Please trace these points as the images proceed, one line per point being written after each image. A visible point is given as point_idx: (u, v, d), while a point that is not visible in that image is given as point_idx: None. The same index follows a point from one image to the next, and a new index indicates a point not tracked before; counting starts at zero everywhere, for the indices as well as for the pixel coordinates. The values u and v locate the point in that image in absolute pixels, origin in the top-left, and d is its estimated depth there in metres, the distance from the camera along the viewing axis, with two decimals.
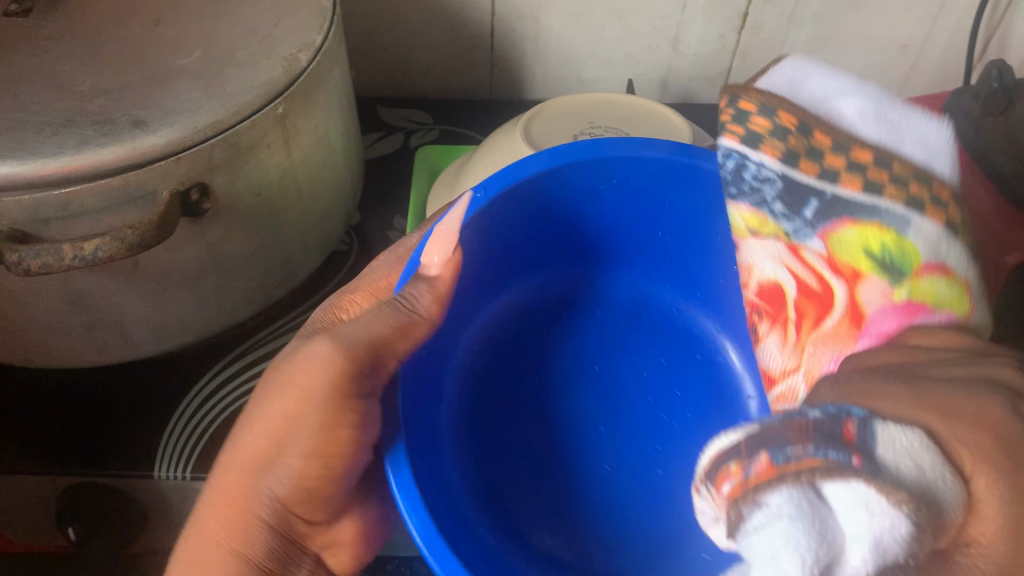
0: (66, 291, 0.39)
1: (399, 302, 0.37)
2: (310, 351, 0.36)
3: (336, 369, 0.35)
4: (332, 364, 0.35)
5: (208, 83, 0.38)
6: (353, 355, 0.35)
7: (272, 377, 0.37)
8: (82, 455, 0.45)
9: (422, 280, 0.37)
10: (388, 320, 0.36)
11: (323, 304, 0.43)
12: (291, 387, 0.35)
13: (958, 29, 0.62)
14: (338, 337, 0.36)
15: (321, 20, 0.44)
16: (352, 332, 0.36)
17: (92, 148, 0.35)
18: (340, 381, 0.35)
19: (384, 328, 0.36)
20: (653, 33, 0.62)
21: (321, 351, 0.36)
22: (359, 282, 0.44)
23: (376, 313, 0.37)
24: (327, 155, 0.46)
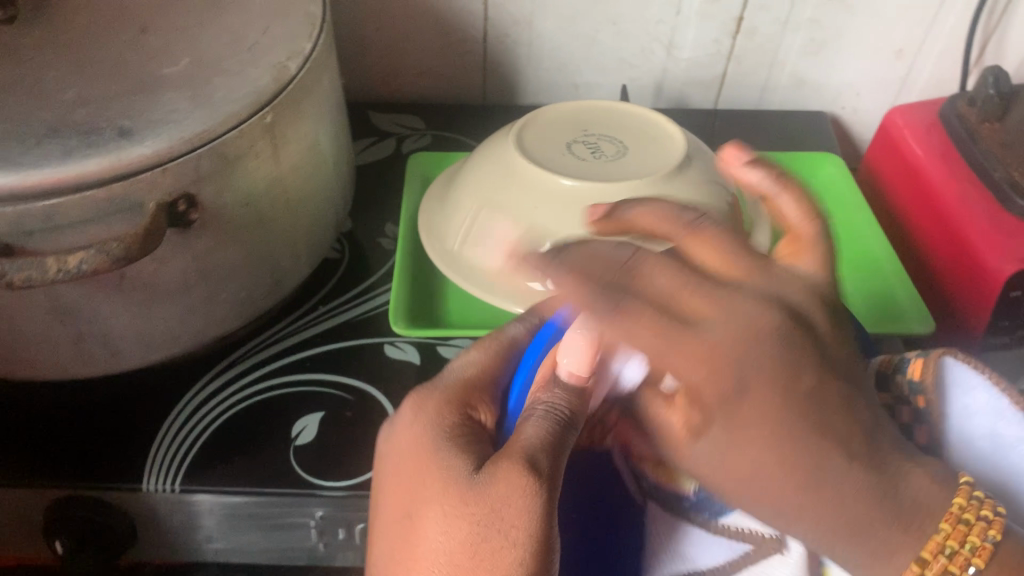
0: (52, 302, 0.39)
1: (557, 411, 0.32)
2: (498, 484, 0.30)
3: (540, 513, 0.30)
4: (534, 502, 0.30)
5: (195, 92, 0.38)
6: (544, 489, 0.30)
7: (452, 504, 0.30)
8: (71, 468, 0.44)
9: (550, 389, 0.33)
10: (552, 432, 0.31)
11: (425, 407, 0.35)
12: (499, 510, 0.30)
13: (954, 34, 0.62)
14: (527, 467, 0.30)
15: (311, 28, 0.43)
16: (538, 455, 0.30)
17: (76, 159, 0.34)
18: (547, 516, 0.30)
19: (558, 446, 0.31)
20: (647, 38, 0.62)
21: (513, 486, 0.30)
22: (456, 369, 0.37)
23: (530, 424, 0.32)
24: (317, 164, 0.46)
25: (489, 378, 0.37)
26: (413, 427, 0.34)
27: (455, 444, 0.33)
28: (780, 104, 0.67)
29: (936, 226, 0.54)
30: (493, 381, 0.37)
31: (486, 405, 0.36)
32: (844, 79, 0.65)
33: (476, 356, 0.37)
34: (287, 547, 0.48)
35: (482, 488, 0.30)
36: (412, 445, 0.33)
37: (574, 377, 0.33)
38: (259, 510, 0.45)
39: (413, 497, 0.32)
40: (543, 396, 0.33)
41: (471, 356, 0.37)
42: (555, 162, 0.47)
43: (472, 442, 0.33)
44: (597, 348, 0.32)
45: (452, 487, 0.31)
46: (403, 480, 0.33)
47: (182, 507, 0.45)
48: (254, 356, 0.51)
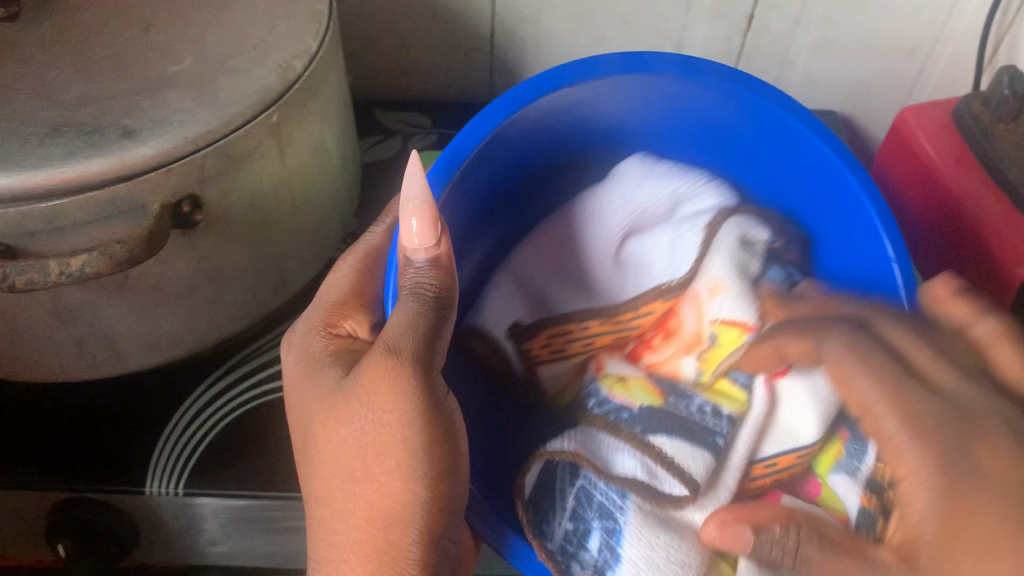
0: (55, 304, 0.38)
1: (422, 291, 0.34)
2: (365, 380, 0.33)
3: (415, 391, 0.33)
4: (406, 380, 0.33)
5: (200, 92, 0.37)
6: (411, 369, 0.33)
7: (335, 412, 0.34)
8: (73, 470, 0.44)
9: (412, 268, 0.35)
10: (415, 312, 0.34)
11: (300, 338, 0.39)
12: (371, 385, 0.33)
13: (968, 32, 0.61)
14: (390, 353, 0.33)
15: (317, 26, 0.43)
16: (399, 339, 0.33)
17: (79, 159, 0.33)
18: (423, 392, 0.33)
19: (425, 324, 0.33)
20: (656, 36, 0.61)
21: (381, 376, 0.33)
22: (328, 291, 0.41)
23: (396, 311, 0.34)
24: (323, 163, 0.45)
25: (356, 286, 0.41)
26: (296, 353, 0.38)
27: (329, 358, 0.37)
28: (790, 103, 0.67)
29: (951, 230, 0.53)
30: (363, 290, 0.41)
31: (355, 313, 0.39)
32: (855, 79, 0.64)
33: (347, 271, 0.42)
34: (290, 549, 0.47)
35: (353, 385, 0.34)
36: (296, 370, 0.38)
37: (427, 250, 0.35)
38: (264, 514, 0.45)
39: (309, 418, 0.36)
40: (407, 277, 0.35)
41: (340, 272, 0.42)
42: None
43: (345, 351, 0.37)
44: (433, 210, 0.34)
45: (330, 393, 0.35)
46: (297, 405, 0.37)
47: (185, 510, 0.44)
48: (259, 356, 0.50)
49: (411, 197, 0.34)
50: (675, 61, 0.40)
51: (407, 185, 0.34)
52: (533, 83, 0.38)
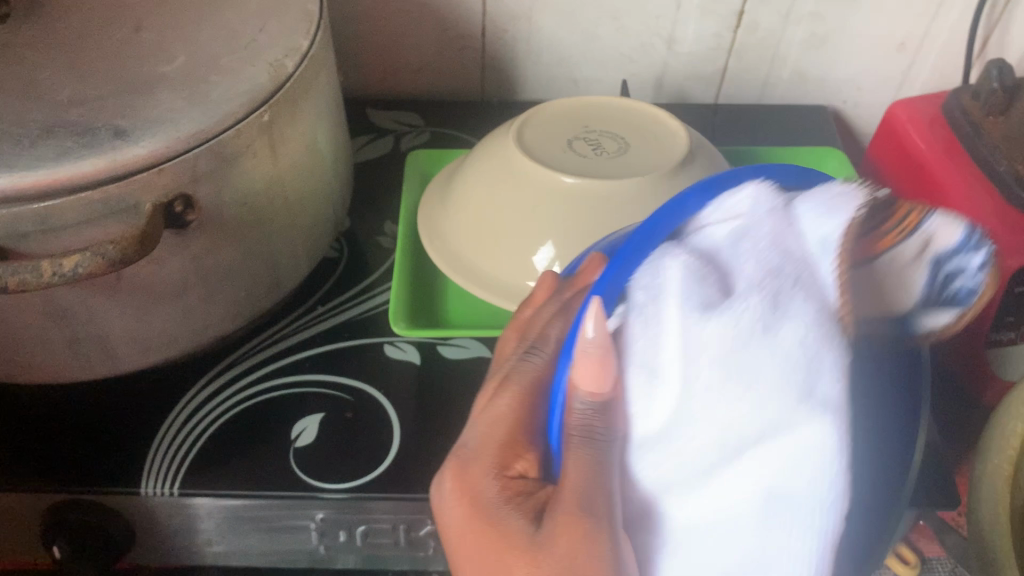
0: (49, 305, 0.38)
1: (596, 435, 0.27)
2: (558, 539, 0.28)
3: (620, 565, 0.27)
4: (602, 546, 0.27)
5: (192, 91, 0.37)
6: (610, 538, 0.27)
7: (526, 572, 0.29)
8: (69, 472, 0.43)
9: (574, 411, 0.27)
10: (599, 468, 0.27)
11: (466, 478, 0.32)
12: (571, 553, 0.28)
13: (957, 27, 0.61)
14: (582, 513, 0.27)
15: (308, 25, 0.43)
16: (595, 502, 0.27)
17: (71, 160, 0.33)
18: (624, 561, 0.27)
19: (614, 478, 0.27)
20: (647, 33, 0.61)
21: (574, 544, 0.28)
22: (483, 425, 0.33)
23: (568, 460, 0.28)
24: (315, 162, 0.45)
25: (521, 423, 0.32)
26: (456, 507, 0.32)
27: (503, 505, 0.31)
28: (781, 98, 0.67)
29: None
30: (528, 422, 0.32)
31: (526, 452, 0.32)
32: (847, 74, 0.65)
33: (503, 404, 0.32)
34: (287, 549, 0.47)
35: (546, 544, 0.29)
36: (463, 518, 0.32)
37: (593, 394, 0.27)
38: (259, 513, 0.45)
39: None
40: (573, 418, 0.28)
41: (499, 405, 0.32)
42: (558, 160, 0.47)
43: (523, 498, 0.31)
44: (612, 356, 0.27)
45: (521, 550, 0.30)
46: (469, 552, 0.32)
47: (181, 510, 0.44)
48: (253, 356, 0.50)
49: (592, 339, 0.27)
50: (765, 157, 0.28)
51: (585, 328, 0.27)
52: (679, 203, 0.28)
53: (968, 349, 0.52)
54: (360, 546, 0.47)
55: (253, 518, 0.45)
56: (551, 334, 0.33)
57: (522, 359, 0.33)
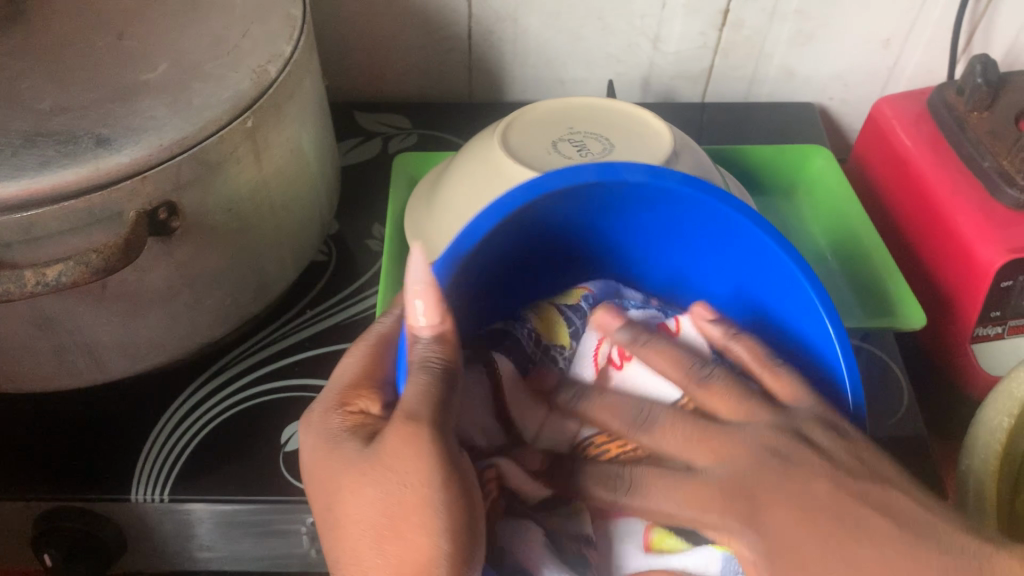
0: (35, 314, 0.38)
1: (431, 362, 0.32)
2: (385, 446, 0.30)
3: (436, 458, 0.30)
4: (424, 446, 0.30)
5: (174, 99, 0.37)
6: (430, 433, 0.30)
7: (355, 483, 0.31)
8: (59, 479, 0.44)
9: (418, 344, 0.33)
10: (428, 383, 0.31)
11: (312, 420, 0.34)
12: (391, 446, 0.30)
13: (941, 24, 0.61)
14: (410, 420, 0.30)
15: (291, 30, 0.43)
16: (418, 408, 0.31)
17: (53, 169, 0.33)
18: (442, 454, 0.30)
19: (442, 393, 0.31)
20: (633, 32, 0.61)
21: (402, 444, 0.30)
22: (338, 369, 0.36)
23: (408, 384, 0.32)
24: (300, 167, 0.45)
25: (369, 368, 0.36)
26: (308, 441, 0.34)
27: (342, 434, 0.33)
28: (768, 95, 0.67)
29: (928, 218, 0.53)
30: (375, 369, 0.36)
31: (369, 390, 0.35)
32: (833, 71, 0.65)
33: (352, 357, 0.36)
34: (279, 553, 0.47)
35: (374, 458, 0.30)
36: (309, 457, 0.33)
37: (429, 328, 0.33)
38: (251, 517, 0.45)
39: (326, 490, 0.32)
40: (414, 351, 0.33)
41: (350, 354, 0.36)
42: (543, 162, 0.47)
43: (361, 427, 0.33)
44: (436, 290, 0.32)
45: (350, 470, 0.31)
46: (314, 488, 0.33)
47: (173, 516, 0.44)
48: (241, 361, 0.50)
49: (417, 279, 0.32)
50: (642, 169, 0.36)
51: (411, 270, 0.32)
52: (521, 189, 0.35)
53: (956, 344, 0.52)
54: None
55: (239, 516, 0.45)
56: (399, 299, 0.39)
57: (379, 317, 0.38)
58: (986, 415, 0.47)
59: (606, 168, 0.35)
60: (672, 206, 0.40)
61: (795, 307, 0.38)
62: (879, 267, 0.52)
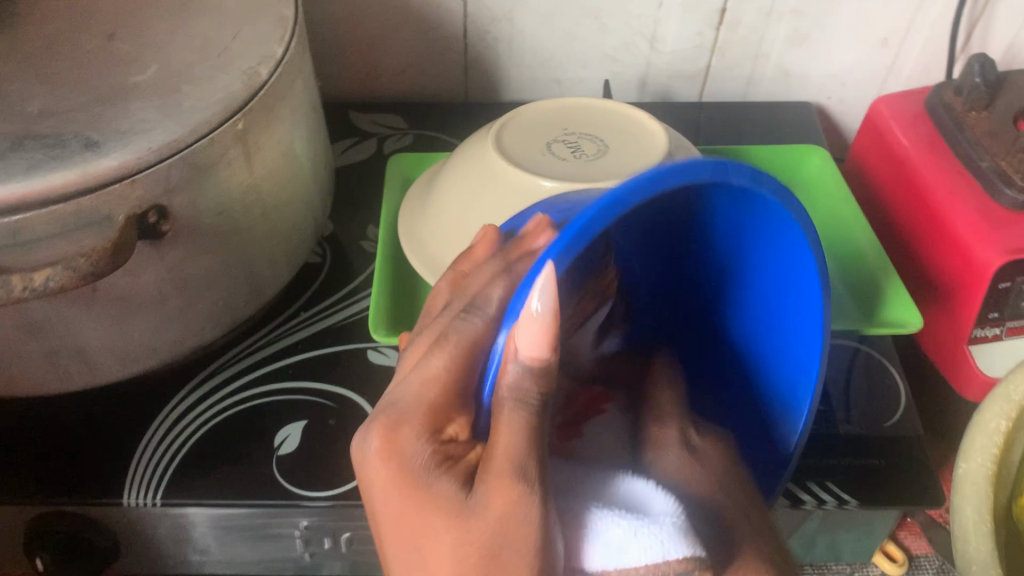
0: (24, 318, 0.38)
1: (531, 404, 0.26)
2: (490, 504, 0.27)
3: (541, 521, 0.27)
4: (533, 507, 0.26)
5: (164, 102, 0.37)
6: (538, 492, 0.26)
7: (450, 537, 0.27)
8: (51, 484, 0.43)
9: (512, 374, 0.26)
10: (529, 434, 0.26)
11: (394, 441, 0.28)
12: (497, 513, 0.26)
13: (939, 23, 0.61)
14: (517, 476, 0.26)
15: (283, 31, 0.42)
16: (524, 461, 0.26)
17: (41, 173, 0.33)
18: (546, 521, 0.27)
19: (540, 440, 0.27)
20: (629, 32, 0.61)
21: (506, 502, 0.26)
22: (412, 378, 0.29)
23: (503, 431, 0.26)
24: (293, 169, 0.45)
25: (457, 382, 0.29)
26: (384, 466, 0.28)
27: (433, 469, 0.28)
28: (766, 95, 0.67)
29: (925, 219, 0.53)
30: (466, 381, 0.29)
31: (460, 413, 0.29)
32: (831, 70, 0.64)
33: (438, 363, 0.29)
34: (273, 557, 0.47)
35: (474, 512, 0.27)
36: (386, 481, 0.28)
37: (534, 360, 0.26)
38: (244, 522, 0.44)
39: (412, 531, 0.28)
40: (505, 381, 0.26)
41: (432, 362, 0.29)
42: (537, 163, 0.46)
43: (454, 463, 0.28)
44: (554, 322, 0.25)
45: (445, 516, 0.27)
46: (391, 513, 0.29)
47: (166, 521, 0.44)
48: (236, 364, 0.50)
49: (537, 310, 0.25)
50: (747, 169, 0.28)
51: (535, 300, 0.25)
52: (644, 183, 0.25)
53: (953, 346, 0.52)
54: (345, 552, 0.47)
55: (233, 520, 0.44)
56: (493, 294, 0.30)
57: (461, 315, 0.30)
58: (985, 415, 0.46)
59: (723, 167, 0.27)
60: (761, 230, 0.35)
61: (798, 379, 0.37)
62: (875, 268, 0.52)
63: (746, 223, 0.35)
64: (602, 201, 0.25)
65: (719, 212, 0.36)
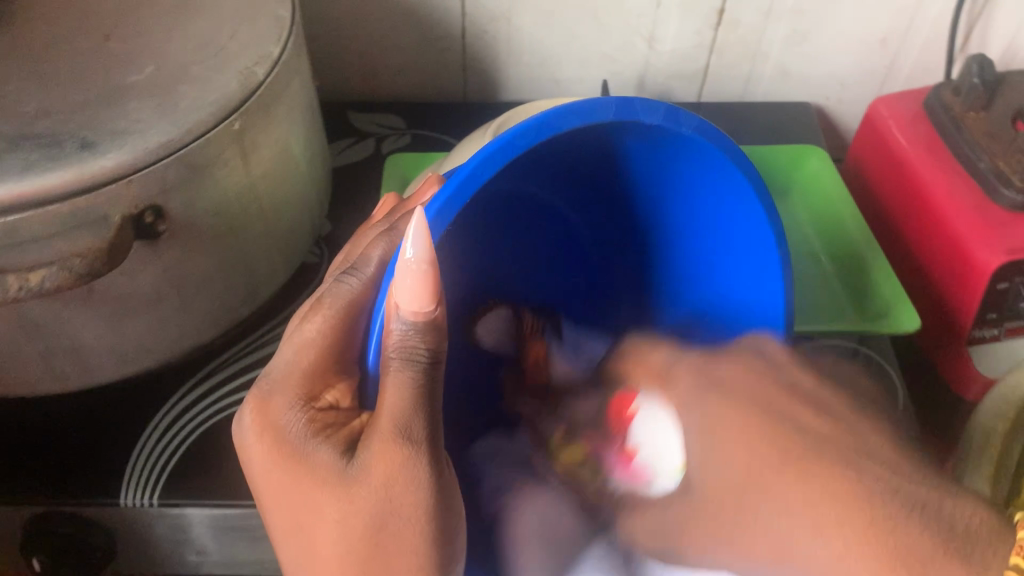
0: (21, 318, 0.38)
1: (417, 359, 0.29)
2: (372, 469, 0.28)
3: (428, 487, 0.29)
4: (418, 474, 0.29)
5: (160, 102, 0.37)
6: (424, 458, 0.29)
7: (333, 507, 0.29)
8: (47, 483, 0.43)
9: (396, 332, 0.29)
10: (415, 390, 0.29)
11: (268, 408, 0.31)
12: (381, 468, 0.28)
13: (938, 23, 0.61)
14: (402, 439, 0.28)
15: (279, 31, 0.42)
16: (409, 422, 0.29)
17: (37, 173, 0.33)
18: (431, 484, 0.29)
19: (425, 398, 0.29)
20: (628, 31, 0.61)
21: (388, 465, 0.28)
22: (292, 347, 0.32)
23: (389, 386, 0.29)
24: (290, 168, 0.45)
25: (334, 348, 0.32)
26: (262, 438, 0.31)
27: (311, 438, 0.30)
28: (765, 95, 0.66)
29: (923, 219, 0.53)
30: (342, 347, 0.32)
31: (337, 379, 0.32)
32: (829, 70, 0.64)
33: (313, 330, 0.32)
34: (272, 556, 0.47)
35: (359, 480, 0.29)
36: (264, 453, 0.31)
37: (418, 315, 0.29)
38: (241, 522, 0.45)
39: (293, 504, 0.30)
40: (392, 342, 0.29)
41: (309, 330, 0.32)
42: None
43: (330, 428, 0.30)
44: (434, 273, 0.29)
45: (326, 483, 0.29)
46: (272, 491, 0.31)
47: (162, 520, 0.44)
48: (234, 362, 0.50)
49: (414, 258, 0.29)
50: (661, 107, 0.33)
51: (410, 248, 0.29)
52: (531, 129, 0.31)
53: (950, 345, 0.52)
54: None
55: (232, 519, 0.45)
56: (373, 254, 0.33)
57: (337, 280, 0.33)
58: (979, 417, 0.46)
59: (625, 107, 0.32)
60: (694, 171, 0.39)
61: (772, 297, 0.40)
62: (875, 268, 0.52)
63: (671, 167, 0.40)
64: (494, 145, 0.30)
65: (644, 167, 0.42)
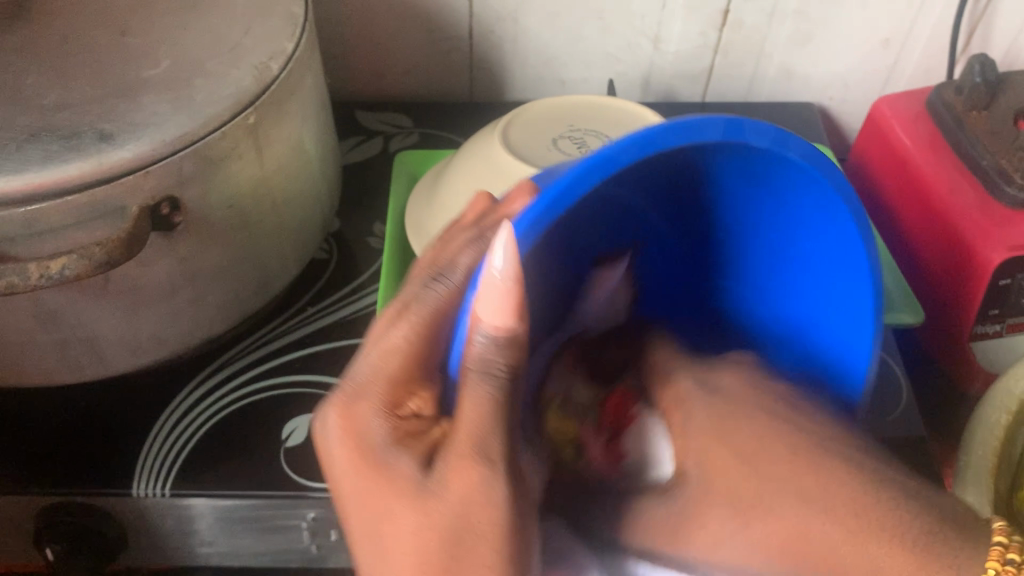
0: (37, 307, 0.38)
1: (497, 372, 0.27)
2: (451, 482, 0.27)
3: (495, 495, 0.27)
4: (495, 492, 0.27)
5: (176, 95, 0.37)
6: (502, 474, 0.27)
7: (409, 519, 0.27)
8: (60, 474, 0.44)
9: (476, 344, 0.27)
10: (494, 402, 0.27)
11: (349, 412, 0.30)
12: (460, 481, 0.27)
13: (940, 24, 0.61)
14: (479, 455, 0.27)
15: (292, 28, 0.43)
16: (487, 437, 0.27)
17: (57, 164, 0.34)
18: (508, 496, 0.28)
19: (504, 413, 0.27)
20: (632, 32, 0.62)
21: (467, 481, 0.27)
22: (374, 353, 0.30)
23: (466, 399, 0.27)
24: (302, 163, 0.45)
25: (418, 356, 0.30)
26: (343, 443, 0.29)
27: (392, 447, 0.29)
28: (769, 96, 0.67)
29: (926, 217, 0.54)
30: (429, 352, 0.30)
31: (423, 387, 0.30)
32: (832, 71, 0.65)
33: (398, 336, 0.30)
34: (280, 549, 0.48)
35: (437, 492, 0.27)
36: (345, 457, 0.30)
37: (498, 328, 0.27)
38: (251, 514, 0.45)
39: (372, 510, 0.29)
40: (472, 352, 0.28)
41: (395, 337, 0.30)
42: (543, 159, 0.47)
43: (410, 438, 0.29)
44: (518, 288, 0.26)
45: (404, 495, 0.28)
46: (347, 494, 0.30)
47: (174, 511, 0.45)
48: (245, 356, 0.50)
49: (501, 270, 0.26)
50: (768, 131, 0.30)
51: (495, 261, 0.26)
52: (633, 144, 0.27)
53: (953, 341, 0.52)
54: None
55: (243, 513, 0.45)
56: (462, 262, 0.31)
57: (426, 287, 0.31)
58: (981, 412, 0.47)
59: (733, 126, 0.29)
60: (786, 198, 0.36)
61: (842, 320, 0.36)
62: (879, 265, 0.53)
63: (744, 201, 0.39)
64: (590, 157, 0.27)
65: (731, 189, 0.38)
